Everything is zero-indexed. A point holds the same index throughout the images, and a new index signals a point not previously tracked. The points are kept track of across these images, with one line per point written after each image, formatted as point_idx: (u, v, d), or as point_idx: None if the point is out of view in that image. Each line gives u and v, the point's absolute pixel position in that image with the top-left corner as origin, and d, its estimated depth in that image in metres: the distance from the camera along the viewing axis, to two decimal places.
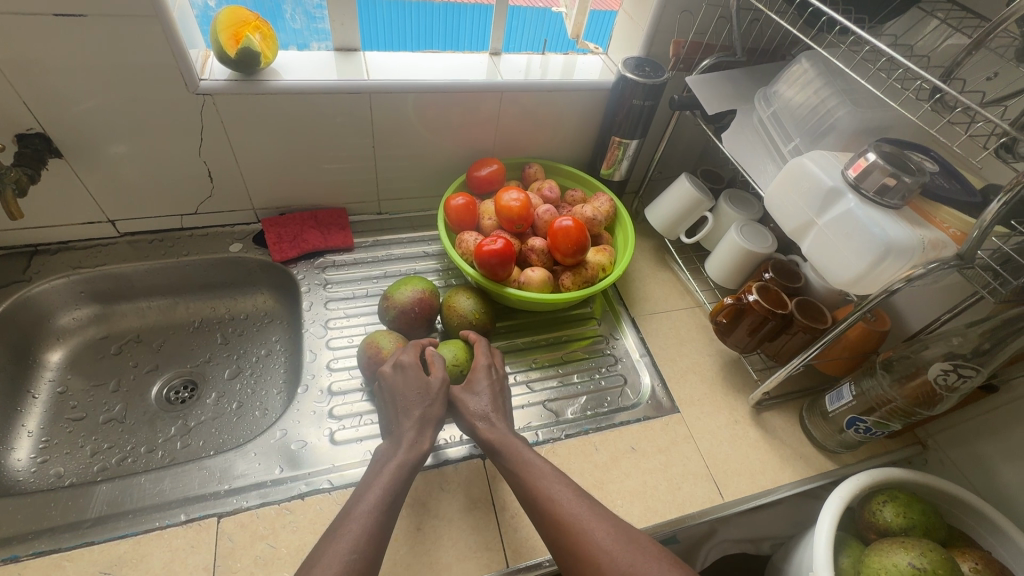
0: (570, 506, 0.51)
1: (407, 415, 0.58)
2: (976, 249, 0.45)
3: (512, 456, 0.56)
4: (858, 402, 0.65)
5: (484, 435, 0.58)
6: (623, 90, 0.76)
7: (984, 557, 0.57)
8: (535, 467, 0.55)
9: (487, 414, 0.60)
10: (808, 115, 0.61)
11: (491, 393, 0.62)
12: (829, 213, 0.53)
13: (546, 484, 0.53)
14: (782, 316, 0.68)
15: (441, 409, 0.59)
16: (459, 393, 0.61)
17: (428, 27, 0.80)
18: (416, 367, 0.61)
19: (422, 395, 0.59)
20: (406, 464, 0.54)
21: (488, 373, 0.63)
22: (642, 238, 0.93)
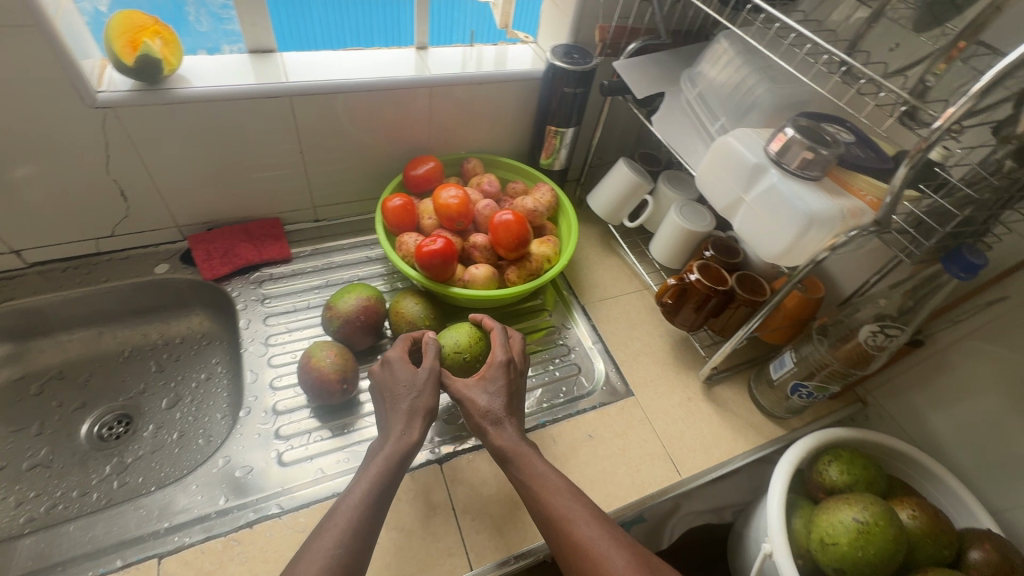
0: (587, 528, 0.49)
1: (397, 405, 0.56)
2: (891, 215, 0.46)
3: (522, 471, 0.54)
4: (799, 368, 0.68)
5: (495, 441, 0.56)
6: (553, 78, 0.76)
7: (920, 504, 0.60)
8: (549, 484, 0.53)
9: (492, 412, 0.58)
10: (731, 94, 0.62)
11: (506, 394, 0.59)
12: (756, 188, 0.54)
13: (561, 504, 0.51)
14: (723, 292, 0.69)
15: (432, 399, 0.57)
16: (468, 391, 0.59)
17: (368, 24, 0.79)
18: (402, 359, 0.60)
19: (415, 385, 0.57)
20: (397, 452, 0.53)
21: (502, 372, 0.60)
22: (587, 225, 0.94)
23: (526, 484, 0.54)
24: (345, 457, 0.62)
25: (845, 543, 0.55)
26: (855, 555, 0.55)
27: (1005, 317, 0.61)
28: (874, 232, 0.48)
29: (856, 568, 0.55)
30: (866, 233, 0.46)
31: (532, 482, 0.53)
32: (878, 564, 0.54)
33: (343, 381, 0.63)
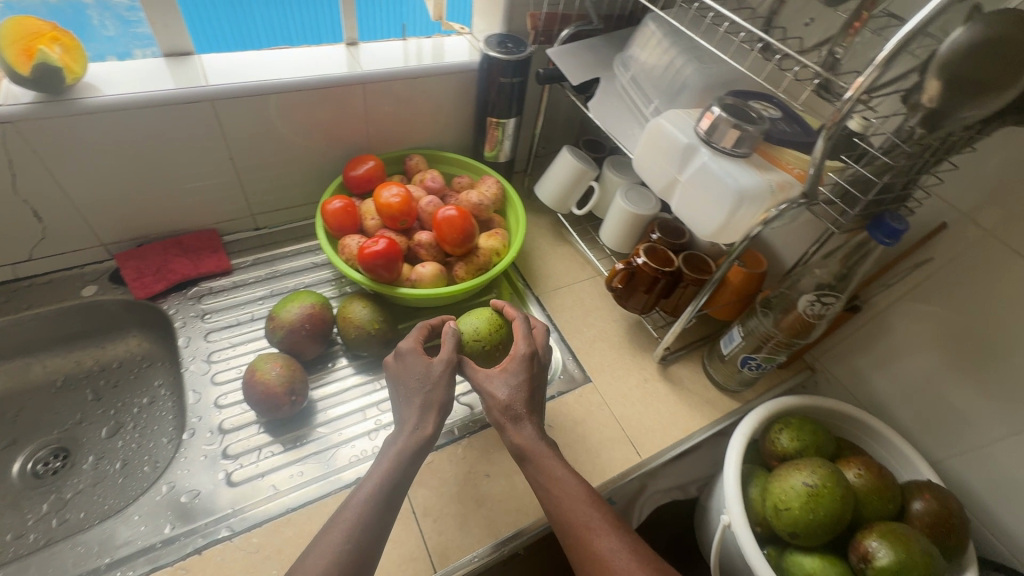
0: (605, 539, 0.49)
1: (413, 397, 0.56)
2: (816, 186, 0.48)
3: (539, 472, 0.54)
4: (747, 341, 0.69)
5: (512, 439, 0.55)
6: (489, 69, 0.75)
7: (865, 462, 0.62)
8: (570, 492, 0.52)
9: (512, 406, 0.56)
10: (661, 76, 0.62)
11: (526, 388, 0.58)
12: (689, 169, 0.54)
13: (581, 514, 0.51)
14: (670, 273, 0.70)
15: (446, 392, 0.57)
16: (484, 383, 0.58)
17: (314, 23, 0.78)
18: (417, 352, 0.58)
19: (429, 377, 0.57)
20: (408, 448, 0.53)
21: (524, 366, 0.58)
22: (537, 215, 0.93)
23: (546, 488, 0.53)
24: (298, 470, 0.60)
25: (797, 507, 0.57)
26: (805, 518, 0.57)
27: (931, 277, 0.64)
28: (805, 204, 0.49)
29: (808, 530, 0.57)
30: (797, 206, 0.47)
31: (551, 490, 0.53)
32: (827, 524, 0.56)
33: (291, 393, 0.61)
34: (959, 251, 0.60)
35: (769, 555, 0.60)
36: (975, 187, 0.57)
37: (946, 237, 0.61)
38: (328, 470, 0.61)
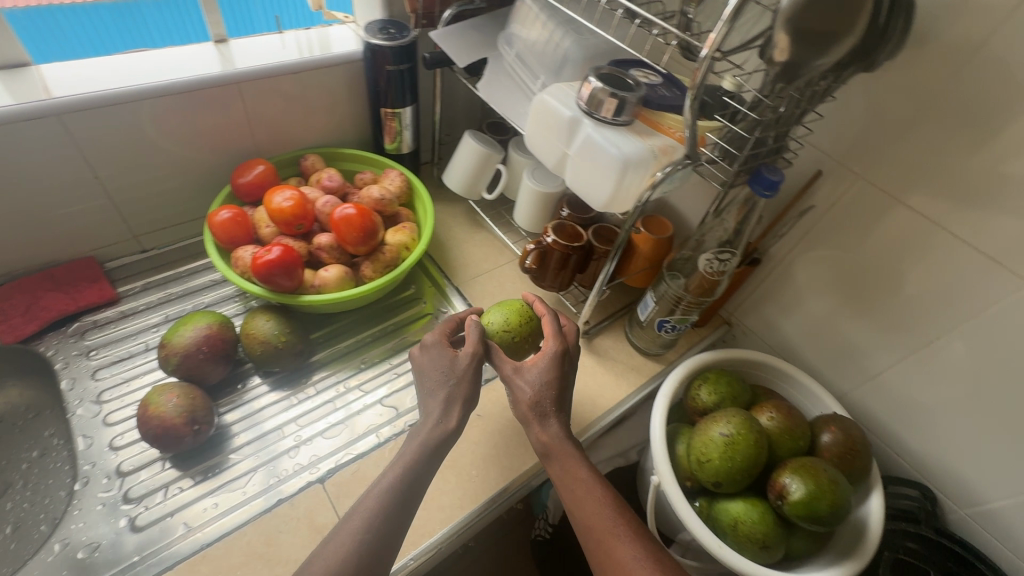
0: (625, 545, 0.49)
1: (436, 389, 0.55)
2: (695, 147, 0.49)
3: (563, 471, 0.53)
4: (661, 306, 0.71)
5: (537, 436, 0.55)
6: (373, 58, 0.72)
7: (777, 406, 0.66)
8: (593, 495, 0.52)
9: (539, 399, 0.55)
10: (544, 51, 0.62)
11: (555, 387, 0.56)
12: (576, 142, 0.54)
13: (604, 519, 0.51)
14: (580, 249, 0.71)
15: (470, 387, 0.55)
16: (512, 377, 0.57)
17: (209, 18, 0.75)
18: (442, 345, 0.57)
19: (453, 369, 0.55)
20: (433, 440, 0.52)
21: (554, 363, 0.57)
22: (449, 205, 0.91)
23: (570, 488, 0.53)
24: (213, 502, 0.57)
25: (717, 457, 0.59)
26: (724, 466, 0.59)
27: (816, 224, 0.68)
28: (691, 164, 0.50)
29: (729, 477, 0.59)
30: (680, 169, 0.48)
31: (574, 491, 0.52)
32: (745, 468, 0.59)
33: (193, 422, 0.57)
34: (836, 196, 0.64)
35: (699, 507, 0.63)
36: (840, 135, 0.61)
37: (822, 184, 0.65)
38: (247, 496, 0.57)
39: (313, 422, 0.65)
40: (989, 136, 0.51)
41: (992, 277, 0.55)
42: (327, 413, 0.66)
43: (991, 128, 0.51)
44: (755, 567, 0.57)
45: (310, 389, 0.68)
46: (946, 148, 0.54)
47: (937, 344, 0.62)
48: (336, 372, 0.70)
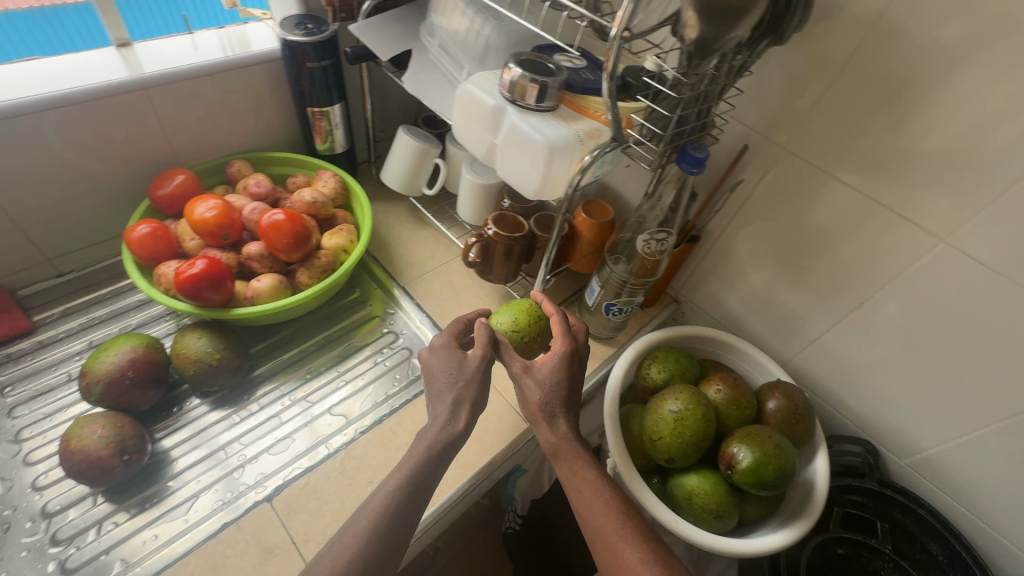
0: (631, 546, 0.48)
1: (442, 394, 0.52)
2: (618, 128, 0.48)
3: (572, 471, 0.52)
4: (606, 290, 0.71)
5: (545, 437, 0.53)
6: (293, 56, 0.68)
7: (724, 378, 0.67)
8: (600, 497, 0.52)
9: (550, 399, 0.53)
10: (466, 39, 0.60)
11: (562, 387, 0.54)
12: (503, 130, 0.53)
13: (611, 521, 0.50)
14: (522, 238, 0.70)
15: (479, 388, 0.52)
16: (522, 376, 0.54)
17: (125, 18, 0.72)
18: (451, 347, 0.54)
19: (462, 371, 0.52)
20: (439, 442, 0.50)
21: (564, 363, 0.55)
22: (391, 204, 0.89)
23: (578, 490, 0.52)
24: (153, 533, 0.54)
25: (668, 434, 0.60)
26: (674, 442, 0.60)
27: (749, 198, 0.69)
28: (618, 147, 0.50)
29: (680, 453, 0.60)
30: (607, 152, 0.48)
31: (582, 494, 0.52)
32: (694, 442, 0.60)
33: (121, 453, 0.54)
34: (765, 169, 0.66)
35: (656, 483, 0.64)
36: (763, 108, 0.62)
37: (750, 158, 0.66)
38: (190, 524, 0.55)
39: (258, 438, 0.62)
40: (898, 101, 0.53)
41: (910, 237, 0.58)
42: (273, 428, 0.63)
43: (899, 93, 0.53)
44: (710, 537, 0.58)
45: (254, 405, 0.65)
46: (860, 115, 0.56)
47: (868, 305, 0.65)
48: (279, 384, 0.68)
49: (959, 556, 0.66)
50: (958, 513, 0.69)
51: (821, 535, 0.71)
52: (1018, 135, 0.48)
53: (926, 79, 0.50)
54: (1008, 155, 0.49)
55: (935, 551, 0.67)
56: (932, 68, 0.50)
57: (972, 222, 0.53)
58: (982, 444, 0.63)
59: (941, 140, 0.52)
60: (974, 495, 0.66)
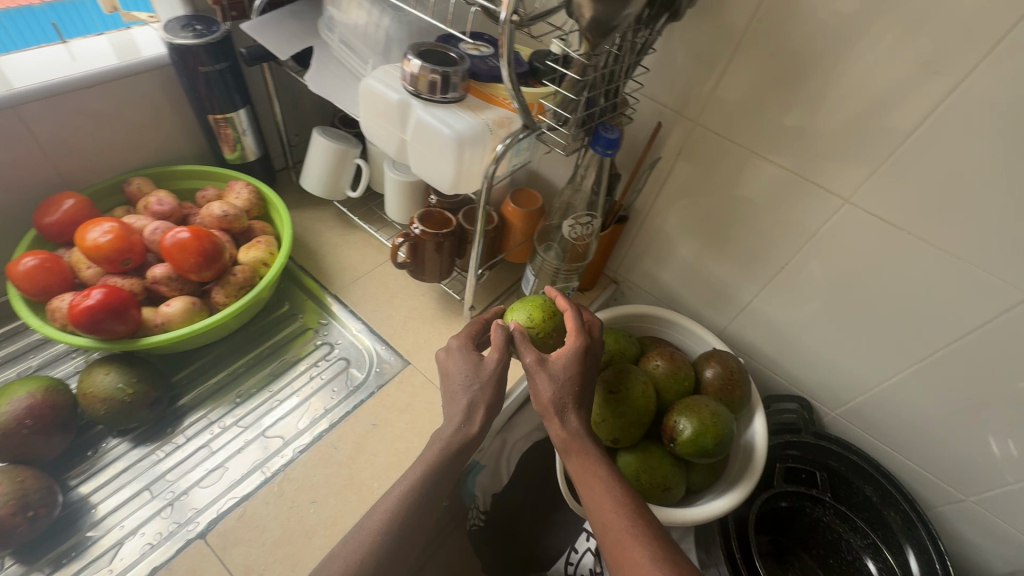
0: (641, 546, 0.46)
1: (456, 395, 0.52)
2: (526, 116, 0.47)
3: (581, 468, 0.51)
4: (541, 278, 0.71)
5: (554, 433, 0.52)
6: (183, 60, 0.63)
7: (663, 354, 0.68)
8: (611, 495, 0.50)
9: (564, 395, 0.52)
10: (366, 33, 0.58)
11: (574, 383, 0.53)
12: (410, 126, 0.51)
13: (621, 519, 0.48)
14: (450, 234, 0.68)
15: (493, 391, 0.53)
16: (535, 372, 0.53)
17: None
18: (466, 349, 0.55)
19: (477, 372, 0.53)
20: (454, 444, 0.50)
21: (577, 359, 0.54)
22: (315, 210, 0.85)
23: (588, 487, 0.51)
24: None
25: (610, 416, 0.60)
26: (616, 422, 0.60)
27: (670, 174, 0.70)
28: (530, 134, 0.50)
29: (623, 432, 0.61)
30: (518, 139, 0.48)
31: (592, 491, 0.50)
32: (635, 419, 0.61)
33: (24, 510, 0.49)
34: (681, 144, 0.67)
35: None
36: (673, 85, 0.63)
37: (667, 135, 0.67)
38: (115, 573, 0.51)
39: (187, 472, 0.59)
40: (795, 68, 0.54)
41: (820, 199, 0.60)
42: (202, 460, 0.60)
43: (796, 61, 0.54)
44: (662, 511, 0.60)
45: (179, 437, 0.61)
46: (763, 85, 0.57)
47: (791, 267, 0.67)
48: (206, 412, 0.64)
49: (890, 493, 0.70)
50: (886, 454, 0.74)
51: (766, 492, 0.74)
52: (904, 93, 0.50)
53: (817, 45, 0.52)
54: (897, 113, 0.51)
55: (868, 492, 0.71)
56: (822, 34, 0.51)
57: (871, 180, 0.56)
58: (901, 387, 0.67)
59: (837, 104, 0.54)
60: (898, 436, 0.71)
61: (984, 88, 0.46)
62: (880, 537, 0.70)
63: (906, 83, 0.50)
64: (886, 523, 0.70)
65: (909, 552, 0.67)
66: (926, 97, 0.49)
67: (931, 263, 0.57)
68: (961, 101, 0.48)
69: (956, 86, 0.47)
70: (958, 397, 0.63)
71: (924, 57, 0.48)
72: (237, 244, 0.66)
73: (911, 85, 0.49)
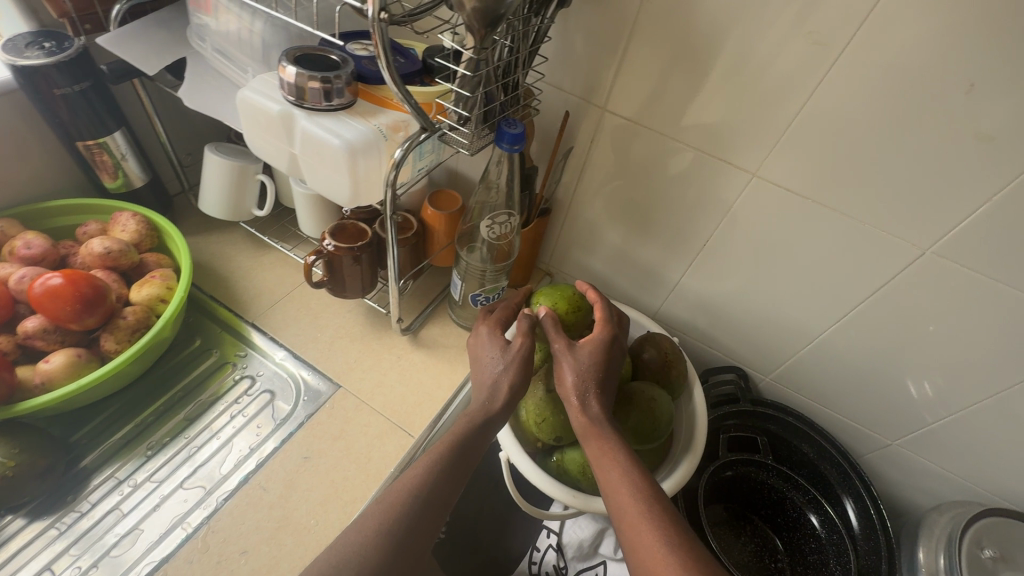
0: (657, 536, 0.45)
1: (483, 371, 0.56)
2: (422, 119, 0.45)
3: (599, 451, 0.52)
4: (468, 282, 0.69)
5: (575, 414, 0.54)
6: (33, 84, 0.56)
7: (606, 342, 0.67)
8: (628, 480, 0.50)
9: (587, 381, 0.55)
10: (240, 39, 0.53)
11: (598, 367, 0.56)
12: (296, 138, 0.47)
13: (638, 505, 0.48)
14: (366, 246, 0.65)
15: (517, 373, 0.56)
16: (559, 355, 0.56)
17: None
18: (494, 335, 0.59)
19: (506, 355, 0.57)
20: (479, 413, 0.54)
21: (603, 346, 0.57)
22: (221, 234, 0.79)
23: (606, 472, 0.51)
24: None
25: (550, 415, 0.59)
26: (556, 421, 0.59)
27: (586, 161, 0.69)
28: (431, 136, 0.47)
29: (565, 430, 0.59)
30: (417, 142, 0.45)
31: (609, 477, 0.50)
32: None
33: None
34: (593, 131, 0.66)
35: (553, 462, 0.62)
36: (576, 72, 0.61)
37: (577, 123, 0.66)
38: None
39: (96, 541, 0.53)
40: (691, 47, 0.54)
41: (730, 175, 0.61)
42: (113, 524, 0.54)
43: (690, 41, 0.54)
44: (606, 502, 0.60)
45: (84, 504, 0.55)
46: (664, 65, 0.57)
47: (713, 243, 0.68)
48: (114, 470, 0.58)
49: (825, 450, 0.73)
50: (819, 411, 0.77)
51: (713, 464, 0.75)
52: (793, 65, 0.51)
53: (709, 22, 0.52)
54: (790, 86, 0.52)
55: (806, 449, 0.75)
56: (711, 11, 0.51)
57: (775, 153, 0.57)
58: (825, 347, 0.70)
59: (734, 81, 0.54)
60: (827, 392, 0.74)
61: (864, 55, 0.48)
62: (819, 491, 0.74)
63: (795, 55, 0.50)
64: (825, 477, 0.74)
65: (847, 503, 0.71)
66: (813, 68, 0.50)
67: (838, 227, 0.59)
68: (846, 69, 0.49)
69: (838, 54, 0.49)
70: (875, 350, 0.66)
71: (809, 28, 0.48)
72: (131, 281, 0.60)
73: (798, 56, 0.50)
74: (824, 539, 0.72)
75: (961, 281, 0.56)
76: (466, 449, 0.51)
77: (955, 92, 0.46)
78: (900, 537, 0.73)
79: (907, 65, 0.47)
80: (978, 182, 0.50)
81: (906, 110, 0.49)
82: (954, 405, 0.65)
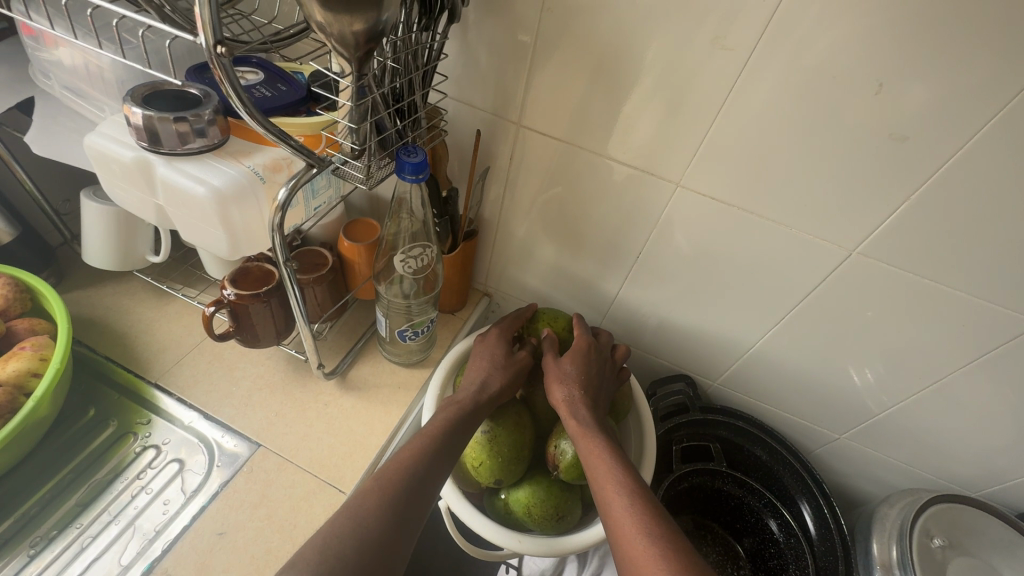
0: (642, 531, 0.43)
1: (476, 367, 0.58)
2: (313, 151, 0.39)
3: (587, 450, 0.51)
4: (393, 317, 0.64)
5: (562, 413, 0.54)
6: None
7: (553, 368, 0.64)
8: (615, 477, 0.48)
9: (572, 383, 0.55)
10: (89, 77, 0.46)
11: (586, 374, 0.56)
12: (158, 187, 0.42)
13: (625, 501, 0.45)
14: (273, 289, 0.59)
15: (501, 376, 0.57)
16: (548, 360, 0.58)
17: None
18: (495, 338, 0.61)
19: (504, 358, 0.59)
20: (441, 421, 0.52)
21: (590, 354, 0.58)
22: (115, 285, 0.71)
23: (593, 470, 0.49)
24: None
25: (487, 458, 0.55)
26: (494, 463, 0.55)
27: (508, 178, 0.65)
28: (321, 170, 0.41)
29: (504, 472, 0.55)
30: (306, 179, 0.40)
31: (598, 476, 0.48)
32: (514, 455, 0.55)
33: None
34: (511, 146, 0.62)
35: (500, 501, 0.58)
36: (484, 87, 0.57)
37: (493, 139, 0.62)
38: None
39: None
40: (601, 53, 0.51)
41: (655, 186, 0.58)
42: None
43: (598, 50, 0.51)
44: (560, 541, 0.55)
45: None
46: (578, 73, 0.53)
47: (647, 253, 0.65)
48: None
49: (777, 450, 0.72)
50: (768, 411, 0.76)
51: (669, 479, 0.73)
52: (703, 70, 0.48)
53: (615, 29, 0.49)
54: (702, 92, 0.50)
55: (760, 453, 0.73)
56: (614, 18, 0.48)
57: (696, 161, 0.54)
58: (767, 349, 0.68)
59: (649, 88, 0.51)
60: (775, 392, 0.73)
61: (771, 59, 0.46)
62: (775, 495, 0.74)
63: (705, 62, 0.48)
64: (779, 480, 0.73)
65: (802, 506, 0.71)
66: (723, 73, 0.48)
67: (768, 232, 0.57)
68: (755, 73, 0.47)
69: (746, 58, 0.46)
70: (816, 349, 0.65)
71: (713, 33, 0.46)
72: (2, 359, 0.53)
73: (708, 62, 0.48)
74: (782, 543, 0.72)
75: (889, 276, 0.55)
76: (436, 462, 0.48)
77: (866, 91, 0.45)
78: (857, 529, 0.72)
79: (816, 67, 0.45)
80: (898, 181, 0.49)
81: (819, 112, 0.47)
82: (897, 395, 0.65)
